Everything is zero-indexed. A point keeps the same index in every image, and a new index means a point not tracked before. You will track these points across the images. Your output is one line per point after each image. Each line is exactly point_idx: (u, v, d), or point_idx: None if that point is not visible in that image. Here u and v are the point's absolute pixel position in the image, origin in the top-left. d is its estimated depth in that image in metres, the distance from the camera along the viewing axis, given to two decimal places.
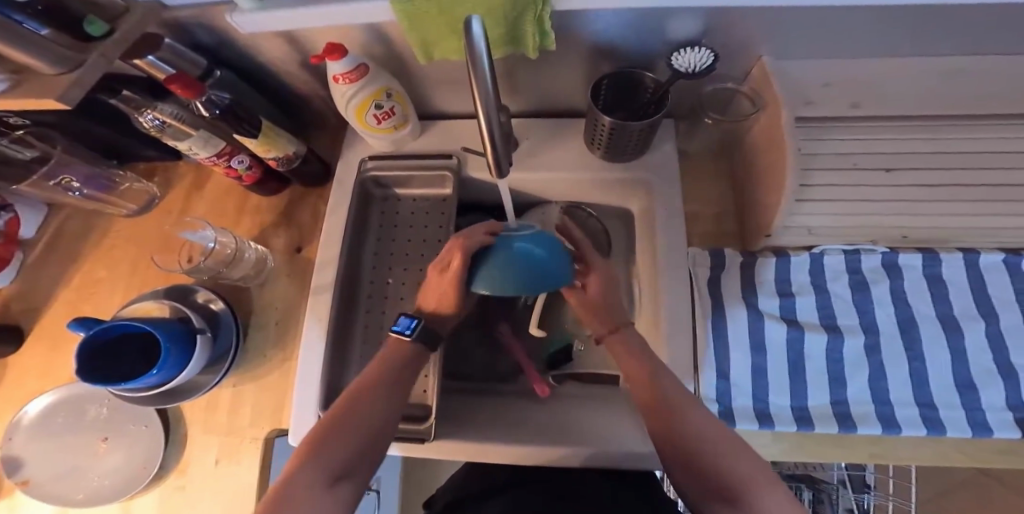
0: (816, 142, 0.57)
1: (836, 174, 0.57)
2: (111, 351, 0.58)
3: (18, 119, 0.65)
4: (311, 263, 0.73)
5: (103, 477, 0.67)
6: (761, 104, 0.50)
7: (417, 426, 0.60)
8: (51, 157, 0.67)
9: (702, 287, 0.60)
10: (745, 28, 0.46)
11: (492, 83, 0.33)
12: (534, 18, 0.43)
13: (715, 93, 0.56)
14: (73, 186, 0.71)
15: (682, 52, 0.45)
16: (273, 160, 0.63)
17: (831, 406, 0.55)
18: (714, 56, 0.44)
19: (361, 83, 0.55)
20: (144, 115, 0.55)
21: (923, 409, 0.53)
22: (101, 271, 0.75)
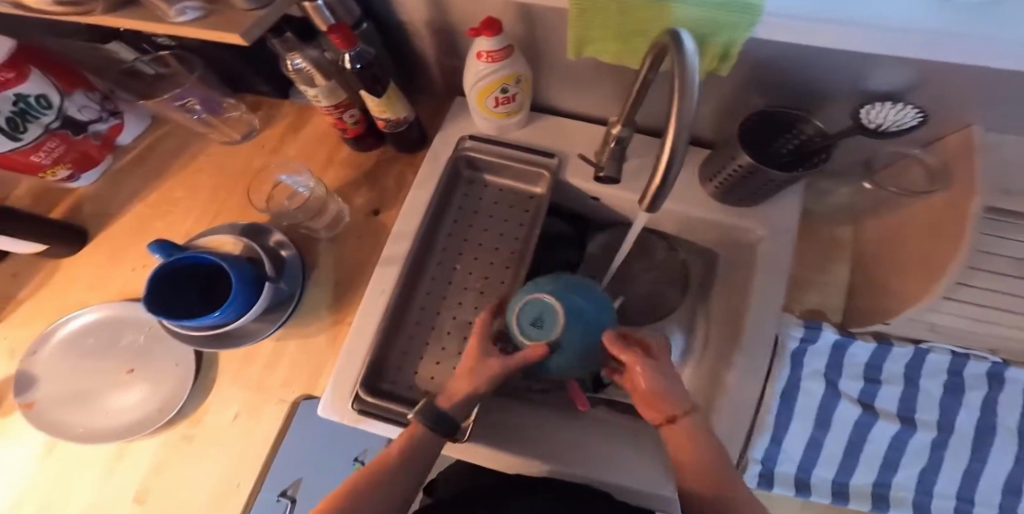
0: (995, 241, 0.48)
1: (1001, 283, 0.49)
2: (179, 283, 0.56)
3: (165, 40, 0.68)
4: (386, 229, 0.70)
5: (117, 415, 0.64)
6: (943, 184, 0.46)
7: None
8: (182, 78, 0.71)
9: (785, 357, 0.55)
10: (953, 95, 0.42)
11: (698, 94, 0.27)
12: (725, 40, 0.40)
13: (888, 157, 0.51)
14: (194, 108, 0.72)
15: (877, 106, 0.42)
16: (383, 120, 0.63)
17: (872, 486, 0.62)
18: (918, 118, 0.42)
19: (499, 65, 0.54)
20: (291, 58, 0.54)
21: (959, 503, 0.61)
22: (182, 191, 0.74)
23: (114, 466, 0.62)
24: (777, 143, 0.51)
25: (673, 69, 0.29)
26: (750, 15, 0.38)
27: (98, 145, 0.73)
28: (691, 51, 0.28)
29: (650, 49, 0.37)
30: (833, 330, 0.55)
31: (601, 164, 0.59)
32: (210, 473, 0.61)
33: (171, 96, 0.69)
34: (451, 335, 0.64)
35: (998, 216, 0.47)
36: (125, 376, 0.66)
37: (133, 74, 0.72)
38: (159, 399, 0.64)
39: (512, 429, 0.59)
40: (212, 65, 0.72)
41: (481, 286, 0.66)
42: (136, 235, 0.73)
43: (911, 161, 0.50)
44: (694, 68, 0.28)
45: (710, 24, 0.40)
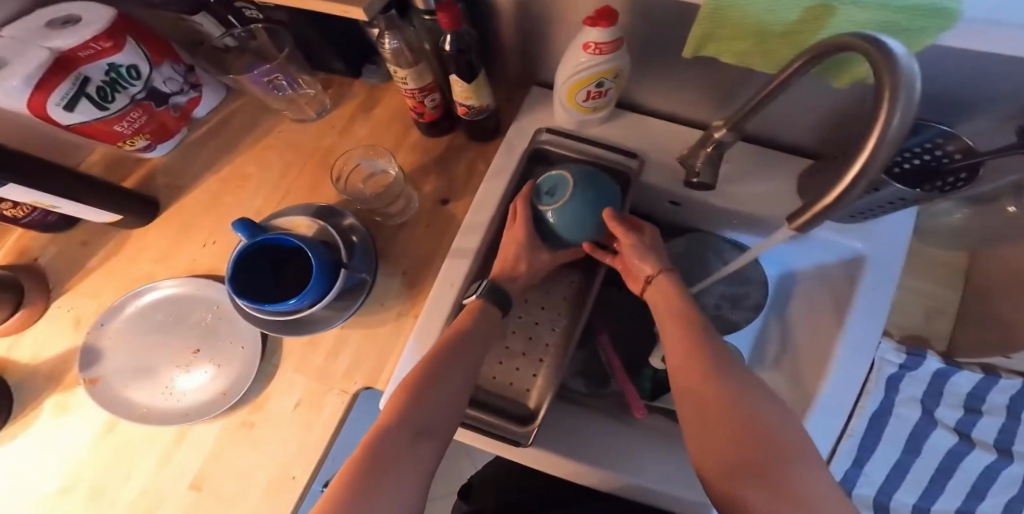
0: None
1: None
2: (257, 266, 0.55)
3: (254, 14, 0.67)
4: (454, 220, 0.68)
5: (181, 396, 0.64)
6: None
7: (515, 427, 0.56)
8: (267, 54, 0.72)
9: (880, 381, 0.53)
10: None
11: (917, 103, 0.24)
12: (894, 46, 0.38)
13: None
14: (280, 86, 0.71)
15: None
16: (465, 107, 0.61)
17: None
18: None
19: (606, 58, 0.51)
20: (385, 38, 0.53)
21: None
22: (252, 167, 0.73)
23: (174, 450, 0.62)
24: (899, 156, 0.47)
25: (880, 75, 0.25)
26: (942, 21, 0.36)
27: (177, 117, 0.72)
28: (902, 54, 0.25)
29: (802, 53, 0.34)
30: (938, 359, 0.53)
31: (695, 170, 0.58)
32: (269, 462, 0.60)
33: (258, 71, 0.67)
34: (516, 335, 0.63)
35: None
36: (191, 356, 0.66)
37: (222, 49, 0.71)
38: (225, 381, 0.64)
39: (576, 438, 0.58)
40: (298, 41, 0.70)
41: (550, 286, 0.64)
42: (204, 211, 0.72)
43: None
44: (910, 74, 0.24)
45: (885, 26, 0.37)
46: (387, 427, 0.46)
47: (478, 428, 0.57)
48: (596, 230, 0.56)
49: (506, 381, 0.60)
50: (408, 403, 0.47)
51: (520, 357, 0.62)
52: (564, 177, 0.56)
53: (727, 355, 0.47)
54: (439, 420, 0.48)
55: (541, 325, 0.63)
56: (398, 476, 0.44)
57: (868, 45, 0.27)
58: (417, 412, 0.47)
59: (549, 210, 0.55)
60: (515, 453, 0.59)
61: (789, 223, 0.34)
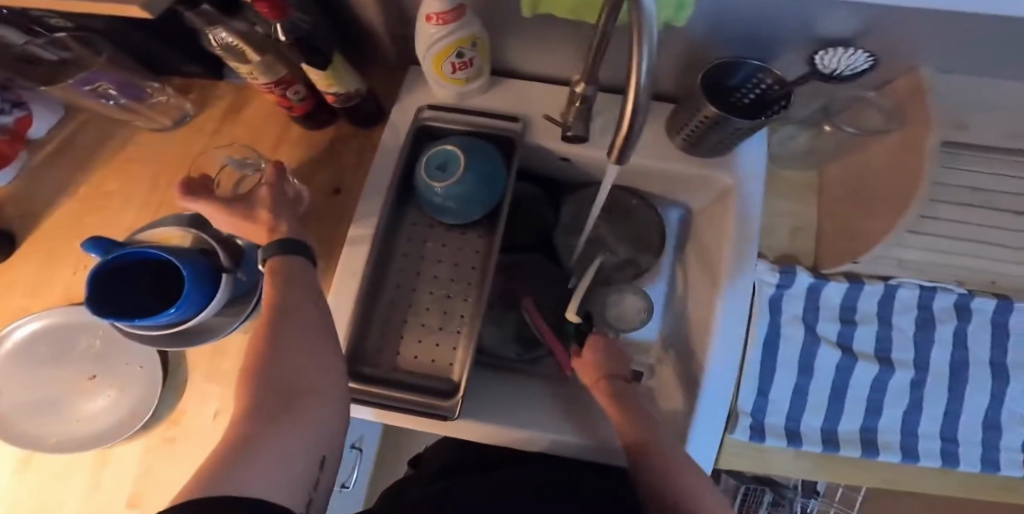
0: (952, 172, 0.49)
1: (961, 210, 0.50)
2: (125, 283, 0.53)
3: (61, 21, 0.60)
4: (348, 210, 0.65)
5: (86, 423, 0.62)
6: (898, 122, 0.46)
7: (440, 402, 0.56)
8: (88, 62, 0.62)
9: (762, 304, 0.56)
10: (905, 38, 0.42)
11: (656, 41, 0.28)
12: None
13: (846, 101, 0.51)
14: (109, 93, 0.65)
15: (831, 50, 0.43)
16: (332, 95, 0.58)
17: (860, 431, 0.58)
18: (870, 61, 0.42)
19: (452, 29, 0.50)
20: (215, 33, 0.49)
21: (944, 443, 0.57)
22: (114, 184, 0.69)
23: (99, 474, 0.61)
24: (737, 94, 0.50)
25: (631, 17, 0.28)
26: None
27: (8, 140, 0.67)
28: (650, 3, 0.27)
29: (605, 2, 0.35)
30: (807, 275, 0.56)
31: (568, 125, 0.55)
32: (197, 471, 0.60)
33: (77, 81, 0.62)
34: (431, 312, 0.63)
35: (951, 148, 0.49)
36: (88, 383, 0.64)
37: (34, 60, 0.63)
38: (130, 402, 0.62)
39: (510, 406, 0.59)
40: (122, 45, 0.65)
41: (455, 258, 0.65)
42: (70, 233, 0.68)
43: (865, 104, 0.50)
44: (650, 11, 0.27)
45: None
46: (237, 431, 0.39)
47: (404, 409, 0.56)
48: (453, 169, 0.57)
49: (428, 358, 0.61)
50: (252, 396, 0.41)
51: (437, 331, 0.62)
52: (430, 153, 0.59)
53: (632, 389, 0.55)
54: (300, 394, 0.42)
55: (454, 297, 0.63)
56: (270, 460, 0.36)
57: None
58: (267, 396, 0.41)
59: (440, 186, 0.57)
60: (447, 427, 0.58)
61: (609, 156, 0.36)
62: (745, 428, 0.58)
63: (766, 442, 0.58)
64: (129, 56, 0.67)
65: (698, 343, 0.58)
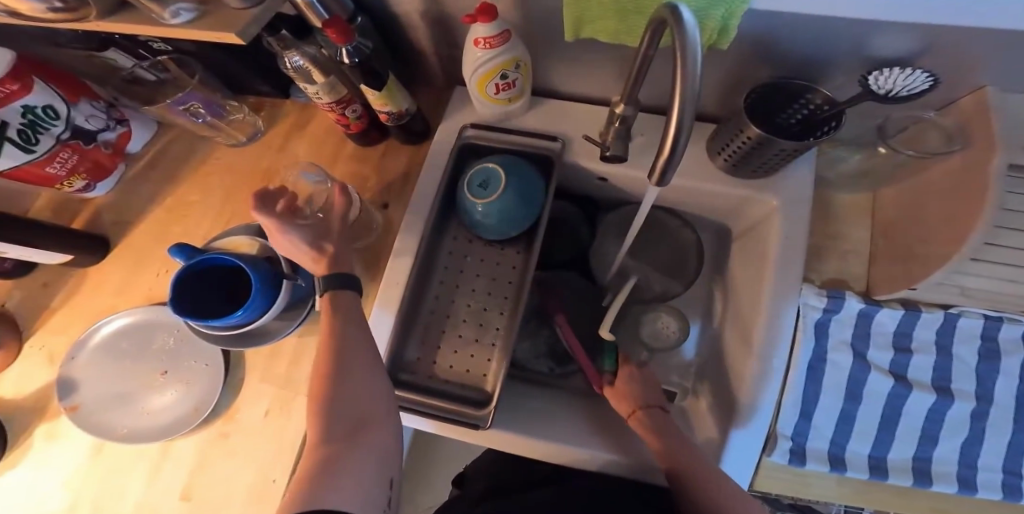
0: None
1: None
2: (201, 287, 0.59)
3: (162, 46, 0.68)
4: (396, 223, 0.69)
5: (157, 415, 0.68)
6: (961, 143, 0.43)
7: (473, 411, 0.57)
8: (184, 82, 0.70)
9: (807, 329, 0.52)
10: (965, 56, 0.40)
11: (700, 70, 0.29)
12: (724, 13, 0.39)
13: (900, 122, 0.50)
14: (198, 112, 0.72)
15: (886, 71, 0.41)
16: (384, 114, 0.62)
17: (912, 461, 0.55)
18: (930, 80, 0.40)
19: (498, 50, 0.52)
20: (289, 57, 0.54)
21: (1006, 476, 0.54)
22: (196, 195, 0.76)
23: (161, 464, 0.65)
24: (787, 112, 0.48)
25: (676, 43, 0.29)
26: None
27: (110, 153, 0.75)
28: (691, 24, 0.29)
29: (646, 30, 0.37)
30: (858, 299, 0.51)
31: (606, 144, 0.55)
32: (249, 466, 0.64)
33: (173, 101, 0.68)
34: (467, 323, 0.65)
35: (1017, 173, 0.43)
36: (160, 378, 0.70)
37: (135, 80, 0.72)
38: (195, 397, 0.68)
39: (543, 422, 0.59)
40: (213, 68, 0.73)
41: (493, 273, 0.66)
42: (153, 239, 0.75)
43: (925, 126, 0.48)
44: (695, 42, 0.29)
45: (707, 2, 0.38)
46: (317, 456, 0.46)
47: (440, 417, 0.58)
48: (490, 188, 0.59)
49: (462, 368, 0.63)
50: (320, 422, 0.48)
51: (474, 343, 0.64)
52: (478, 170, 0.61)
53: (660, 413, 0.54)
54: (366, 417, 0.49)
55: (491, 310, 0.65)
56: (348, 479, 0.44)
57: (669, 14, 0.31)
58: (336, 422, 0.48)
59: (480, 203, 0.59)
60: (478, 437, 0.60)
61: (650, 179, 0.36)
62: (786, 451, 0.56)
63: (808, 466, 0.56)
64: (216, 77, 0.74)
65: (736, 365, 0.57)
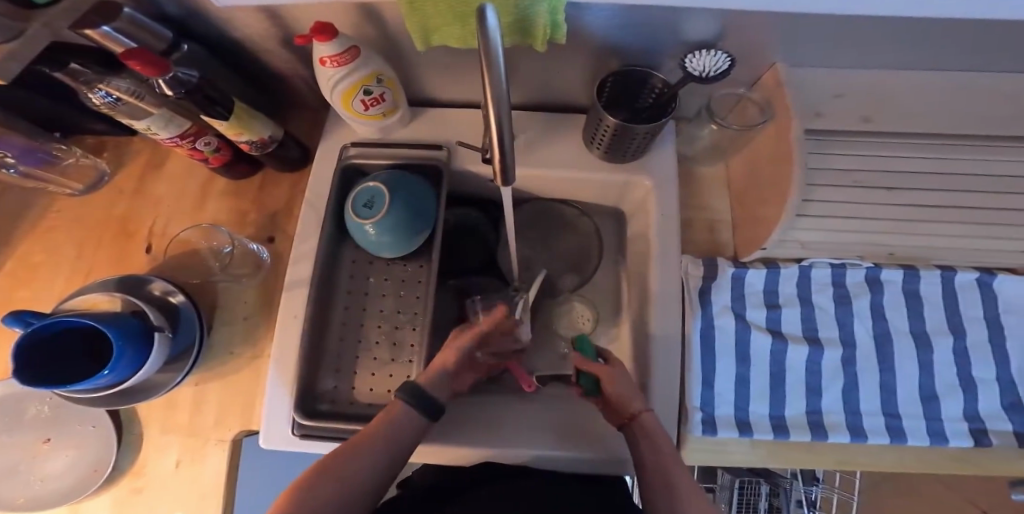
0: (821, 157, 0.51)
1: (840, 193, 0.51)
2: (53, 352, 0.54)
3: None
4: (285, 253, 0.66)
5: (51, 483, 0.61)
6: (769, 116, 0.48)
7: None
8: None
9: (694, 297, 0.57)
10: (760, 34, 0.44)
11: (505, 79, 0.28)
12: (548, 9, 0.39)
13: (725, 100, 0.55)
14: (7, 162, 0.64)
15: (694, 55, 0.44)
16: (245, 143, 0.57)
17: (806, 415, 0.55)
18: (729, 60, 0.43)
19: (350, 67, 0.50)
20: (95, 90, 0.48)
21: (888, 419, 0.54)
22: (38, 254, 0.68)
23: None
24: (641, 97, 0.51)
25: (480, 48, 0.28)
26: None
27: None
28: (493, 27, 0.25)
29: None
30: (729, 267, 0.56)
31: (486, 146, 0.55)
32: None
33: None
34: (381, 344, 0.64)
35: (815, 135, 0.51)
36: (43, 446, 0.63)
37: None
38: (90, 458, 0.62)
39: (475, 427, 0.59)
40: (19, 110, 0.63)
41: (399, 289, 0.65)
42: None
43: (744, 101, 0.54)
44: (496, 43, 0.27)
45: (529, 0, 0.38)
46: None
47: None
48: (371, 209, 0.57)
49: (383, 389, 0.62)
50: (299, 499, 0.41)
51: (389, 363, 0.63)
52: (366, 186, 0.58)
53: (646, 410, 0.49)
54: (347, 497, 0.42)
55: (402, 328, 0.64)
56: None
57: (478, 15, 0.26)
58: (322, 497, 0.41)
59: (369, 224, 0.57)
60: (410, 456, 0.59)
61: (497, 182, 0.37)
62: (696, 423, 0.54)
63: (719, 435, 0.54)
64: (30, 120, 0.65)
65: (640, 342, 0.59)
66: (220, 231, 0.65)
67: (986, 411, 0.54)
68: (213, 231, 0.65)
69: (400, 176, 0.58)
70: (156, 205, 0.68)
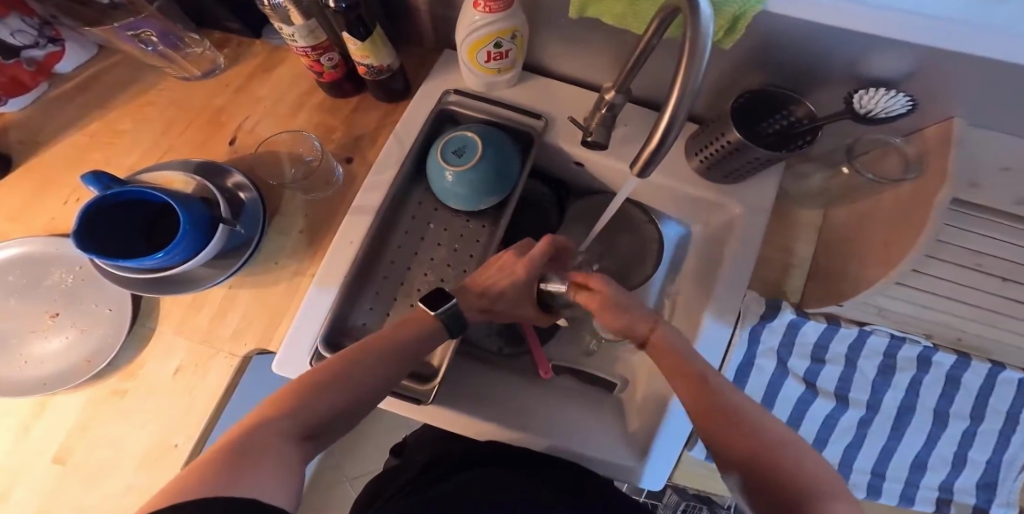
0: (955, 232, 0.48)
1: (959, 269, 0.49)
2: (114, 222, 0.53)
3: None
4: (358, 179, 0.65)
5: (44, 362, 0.60)
6: (915, 172, 0.46)
7: (416, 386, 0.53)
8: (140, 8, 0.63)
9: (744, 334, 0.55)
10: (936, 82, 0.42)
11: (701, 74, 0.29)
12: (737, 10, 0.39)
13: (870, 143, 0.51)
14: (147, 41, 0.67)
15: (871, 91, 0.43)
16: (364, 66, 0.59)
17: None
18: (908, 105, 0.42)
19: (496, 17, 0.51)
20: None
21: (873, 477, 0.66)
22: (125, 124, 0.69)
23: (34, 419, 0.58)
24: (767, 122, 0.50)
25: (687, 31, 0.29)
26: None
27: (32, 71, 0.68)
28: (706, 15, 0.28)
29: (656, 14, 0.36)
30: (791, 312, 0.54)
31: (588, 130, 0.54)
32: (141, 430, 0.57)
33: (124, 26, 0.63)
34: (422, 293, 0.62)
35: (960, 206, 0.48)
36: (49, 320, 0.62)
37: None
38: (89, 347, 0.60)
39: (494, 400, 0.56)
40: None
41: (455, 244, 0.64)
42: (70, 165, 0.68)
43: (889, 150, 0.50)
44: (706, 35, 0.28)
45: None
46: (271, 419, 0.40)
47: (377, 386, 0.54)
48: (456, 158, 0.57)
49: None
50: (293, 399, 0.42)
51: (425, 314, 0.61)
52: (464, 134, 0.57)
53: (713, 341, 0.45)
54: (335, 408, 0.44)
55: (447, 283, 0.62)
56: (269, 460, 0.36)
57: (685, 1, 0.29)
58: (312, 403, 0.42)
59: (450, 171, 0.56)
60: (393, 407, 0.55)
61: (631, 168, 0.36)
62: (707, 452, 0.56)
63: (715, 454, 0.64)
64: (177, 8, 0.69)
65: None
66: (310, 139, 0.65)
67: (961, 485, 0.65)
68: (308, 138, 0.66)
69: (495, 134, 0.58)
70: (255, 104, 0.69)
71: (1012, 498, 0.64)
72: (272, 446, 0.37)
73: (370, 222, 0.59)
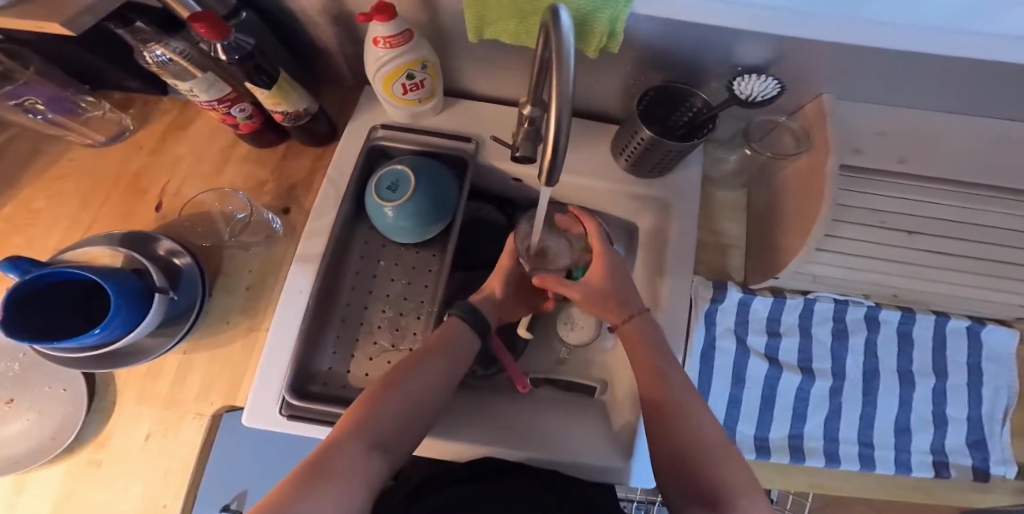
0: (856, 195, 0.49)
1: (869, 233, 0.50)
2: (39, 307, 0.51)
3: None
4: (299, 226, 0.65)
5: (4, 449, 0.58)
6: (807, 146, 0.50)
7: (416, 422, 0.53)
8: (16, 75, 0.61)
9: (699, 318, 0.58)
10: (817, 64, 0.45)
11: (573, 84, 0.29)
12: (609, 16, 0.41)
13: (763, 126, 0.56)
14: (36, 108, 0.66)
15: (745, 78, 0.46)
16: (279, 114, 0.58)
17: (788, 438, 0.59)
18: (778, 87, 0.45)
19: (400, 50, 0.51)
20: (151, 50, 0.51)
21: (862, 447, 0.59)
22: (43, 200, 0.67)
23: (12, 502, 0.57)
24: (674, 116, 0.52)
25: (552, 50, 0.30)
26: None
27: None
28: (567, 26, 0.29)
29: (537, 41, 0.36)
30: (738, 290, 0.57)
31: (516, 147, 0.52)
32: (128, 494, 0.57)
33: (5, 96, 0.61)
34: (382, 329, 0.62)
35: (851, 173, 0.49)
36: (3, 406, 0.60)
37: None
38: (52, 424, 0.59)
39: (481, 420, 0.58)
40: (54, 59, 0.65)
41: (408, 276, 0.65)
42: None
43: (781, 128, 0.54)
44: (569, 45, 0.29)
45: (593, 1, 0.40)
46: (342, 435, 0.42)
47: None
48: (394, 193, 0.57)
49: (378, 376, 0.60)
50: (368, 413, 0.44)
51: (389, 350, 0.61)
52: (397, 168, 0.58)
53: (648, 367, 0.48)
54: (399, 428, 0.45)
55: (406, 315, 0.63)
56: (333, 488, 0.38)
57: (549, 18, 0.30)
58: (379, 417, 0.44)
59: (389, 207, 0.57)
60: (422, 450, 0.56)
61: (540, 181, 0.36)
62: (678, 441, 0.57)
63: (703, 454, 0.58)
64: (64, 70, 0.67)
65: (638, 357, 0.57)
66: (238, 196, 0.65)
67: (952, 445, 0.59)
68: (235, 195, 0.65)
69: (428, 163, 0.59)
70: (175, 164, 0.68)
71: (1006, 454, 0.58)
72: (344, 463, 0.40)
73: (317, 269, 0.59)
